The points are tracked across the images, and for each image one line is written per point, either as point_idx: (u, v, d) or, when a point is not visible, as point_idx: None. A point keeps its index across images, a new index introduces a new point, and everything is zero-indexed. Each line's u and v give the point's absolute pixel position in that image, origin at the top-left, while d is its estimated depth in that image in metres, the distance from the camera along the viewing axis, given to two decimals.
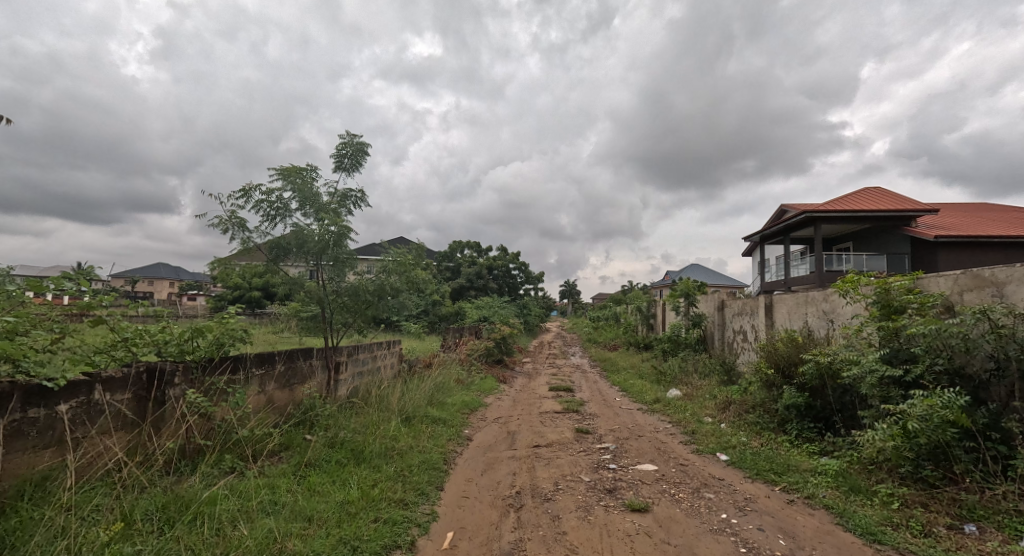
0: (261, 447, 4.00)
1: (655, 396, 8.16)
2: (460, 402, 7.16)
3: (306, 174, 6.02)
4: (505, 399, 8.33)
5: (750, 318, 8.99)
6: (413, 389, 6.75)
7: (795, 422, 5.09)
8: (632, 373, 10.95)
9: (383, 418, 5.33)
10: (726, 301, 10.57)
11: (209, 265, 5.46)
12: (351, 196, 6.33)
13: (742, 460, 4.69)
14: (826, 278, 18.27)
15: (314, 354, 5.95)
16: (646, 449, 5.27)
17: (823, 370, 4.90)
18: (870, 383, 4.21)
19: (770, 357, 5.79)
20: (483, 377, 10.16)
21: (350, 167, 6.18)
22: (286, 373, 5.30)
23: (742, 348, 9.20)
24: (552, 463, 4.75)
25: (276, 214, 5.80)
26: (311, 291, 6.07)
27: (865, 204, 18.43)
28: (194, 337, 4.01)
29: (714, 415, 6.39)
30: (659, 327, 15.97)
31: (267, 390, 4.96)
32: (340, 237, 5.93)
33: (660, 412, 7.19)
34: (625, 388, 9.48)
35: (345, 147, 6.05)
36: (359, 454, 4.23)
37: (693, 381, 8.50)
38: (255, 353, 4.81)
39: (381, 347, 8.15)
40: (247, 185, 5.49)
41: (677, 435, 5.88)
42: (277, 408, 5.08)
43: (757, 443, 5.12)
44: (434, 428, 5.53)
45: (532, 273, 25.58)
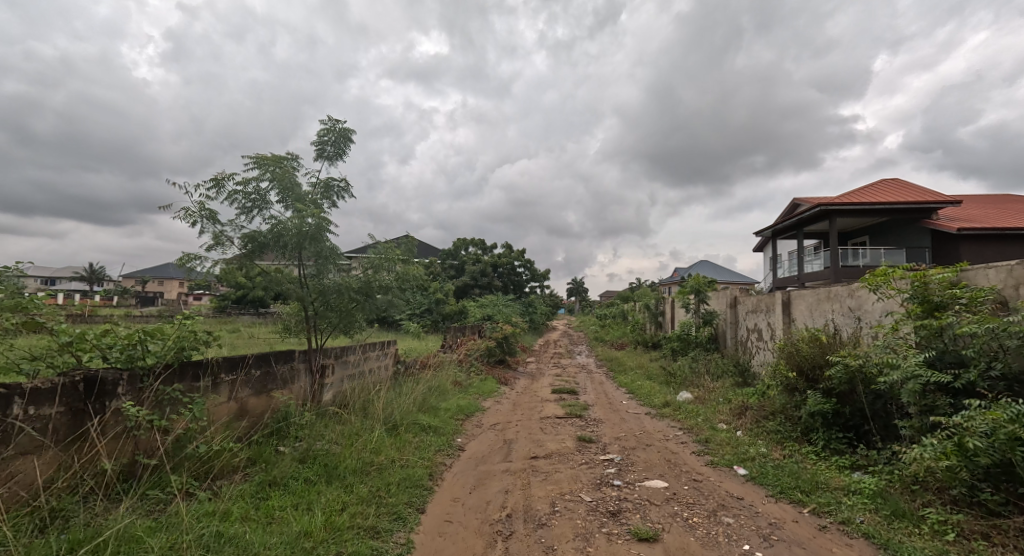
0: (223, 463, 3.58)
1: (664, 399, 7.65)
2: (455, 407, 6.71)
3: (286, 163, 5.58)
4: (504, 402, 7.87)
5: (766, 316, 8.45)
6: (404, 393, 6.31)
7: (821, 432, 4.58)
8: (640, 374, 10.45)
9: (366, 428, 4.89)
10: (739, 297, 10.04)
11: (177, 259, 5.04)
12: (335, 186, 5.87)
13: (763, 475, 4.19)
14: (842, 273, 17.61)
15: (297, 357, 5.55)
16: (655, 462, 4.75)
17: (854, 374, 4.38)
18: (911, 390, 3.70)
19: (791, 359, 5.27)
20: (484, 378, 9.71)
21: (333, 155, 5.75)
22: (263, 379, 4.89)
23: (757, 348, 8.67)
24: (549, 478, 4.27)
25: (253, 206, 5.35)
26: (292, 289, 5.66)
27: (882, 196, 17.72)
28: (146, 342, 3.49)
29: (728, 421, 5.88)
30: (669, 325, 15.41)
31: (238, 397, 4.54)
32: (321, 231, 5.47)
33: (670, 417, 6.68)
34: (633, 391, 8.97)
35: (328, 133, 5.62)
36: (332, 470, 3.79)
37: (705, 383, 7.97)
38: (225, 357, 4.41)
39: (374, 348, 7.73)
40: (219, 173, 5.05)
41: (689, 444, 5.37)
42: (250, 417, 4.66)
43: (778, 455, 4.61)
44: (423, 438, 5.08)
45: (538, 271, 25.12)
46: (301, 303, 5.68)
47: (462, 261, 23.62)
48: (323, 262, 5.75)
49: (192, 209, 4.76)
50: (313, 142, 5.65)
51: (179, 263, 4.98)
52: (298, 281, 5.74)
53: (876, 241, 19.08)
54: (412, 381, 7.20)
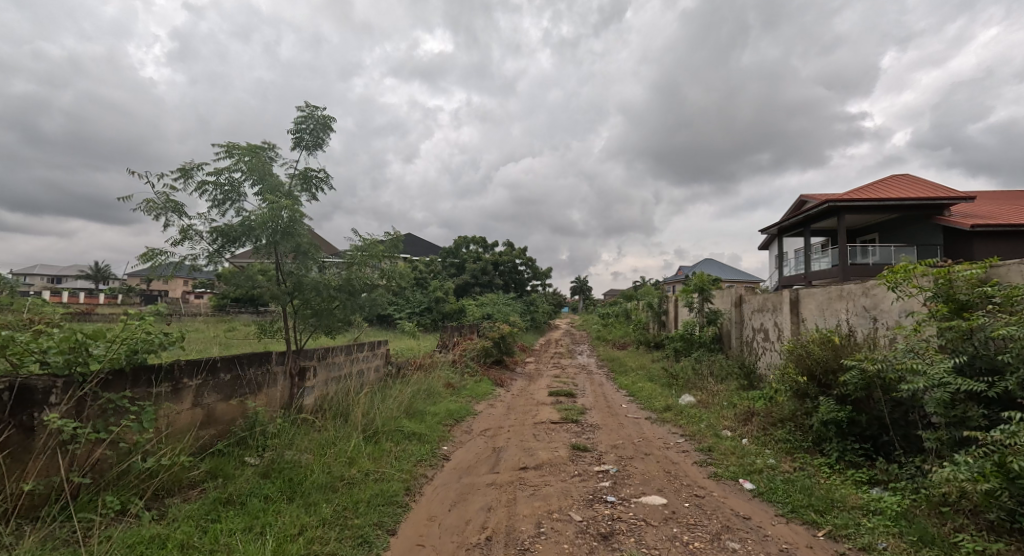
0: (173, 479, 3.25)
1: (665, 402, 7.27)
2: (444, 411, 6.38)
3: (262, 153, 5.25)
4: (498, 405, 7.55)
5: (773, 316, 8.06)
6: (389, 397, 5.99)
7: (835, 442, 4.20)
8: (642, 375, 10.09)
9: (343, 437, 4.55)
10: (745, 296, 9.65)
11: (140, 256, 4.63)
12: (315, 177, 5.54)
13: (772, 491, 3.81)
14: (851, 272, 17.14)
15: (273, 359, 5.22)
16: (654, 474, 4.37)
17: (872, 379, 4.00)
18: (938, 398, 3.33)
19: (800, 362, 4.89)
20: (478, 380, 9.35)
21: (311, 144, 5.44)
22: (232, 384, 4.56)
23: (763, 349, 8.29)
24: (537, 493, 3.91)
25: (225, 198, 5.03)
26: (268, 288, 5.34)
27: (892, 193, 17.24)
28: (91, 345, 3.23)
29: (733, 428, 5.51)
30: (672, 324, 15.00)
31: (204, 402, 4.23)
32: (296, 225, 5.13)
33: (671, 422, 6.32)
34: (633, 394, 8.59)
35: (305, 121, 5.30)
36: (296, 487, 3.45)
37: (708, 386, 7.58)
38: (189, 359, 4.10)
39: (362, 348, 7.40)
40: (187, 163, 4.75)
41: (691, 453, 4.99)
42: (217, 424, 4.34)
43: (788, 467, 4.23)
44: (404, 447, 4.74)
45: (540, 270, 24.78)
46: (277, 302, 5.33)
47: (463, 260, 23.26)
48: (302, 257, 5.43)
49: (154, 200, 4.44)
50: (289, 130, 5.35)
51: (143, 261, 4.60)
52: (275, 278, 5.42)
53: (886, 239, 18.60)
54: (401, 384, 6.87)
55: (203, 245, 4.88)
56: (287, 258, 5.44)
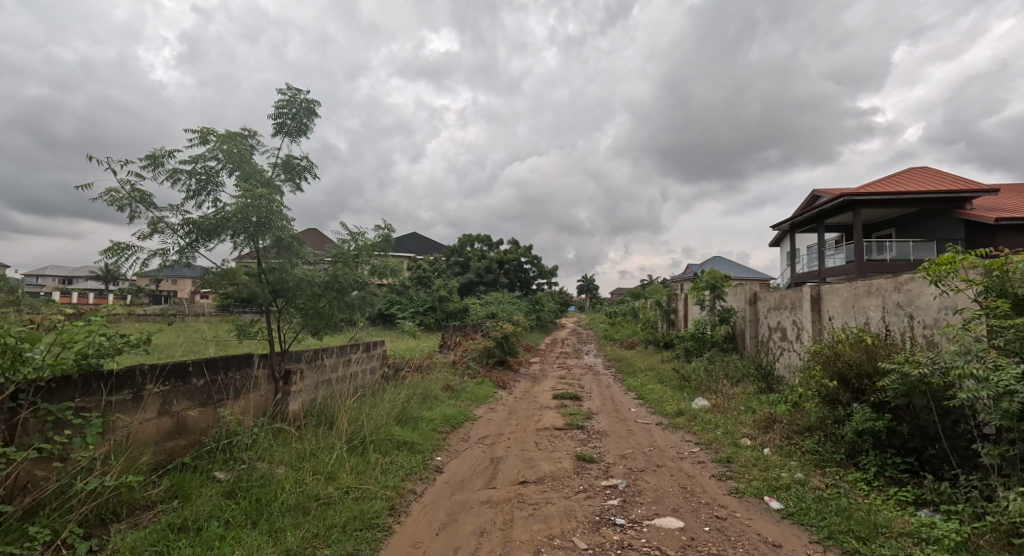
0: (121, 501, 2.86)
1: (677, 407, 6.80)
2: (440, 417, 5.98)
3: (240, 140, 4.86)
4: (499, 409, 7.14)
5: (791, 314, 7.59)
6: (381, 403, 5.59)
7: (873, 455, 3.76)
8: (651, 377, 9.63)
9: (325, 448, 4.16)
10: (760, 293, 9.17)
11: (103, 252, 4.17)
12: (299, 166, 5.16)
13: (804, 512, 3.36)
14: (867, 268, 16.54)
15: (255, 363, 4.85)
16: (668, 491, 3.93)
17: (916, 385, 3.54)
18: (1003, 409, 2.87)
19: (828, 364, 4.43)
20: (479, 382, 8.93)
21: (294, 130, 5.07)
22: (206, 391, 4.19)
23: (781, 349, 7.81)
24: (537, 513, 3.49)
25: (200, 189, 4.64)
26: (248, 285, 4.99)
27: (911, 186, 16.62)
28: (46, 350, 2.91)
29: (753, 436, 5.05)
30: (682, 323, 14.49)
31: (173, 411, 3.86)
32: (275, 216, 4.74)
33: (684, 428, 5.87)
34: (642, 396, 8.13)
35: (287, 105, 4.93)
36: (263, 509, 3.07)
37: (723, 388, 7.10)
38: (156, 365, 3.73)
39: (356, 350, 7.01)
40: (157, 150, 4.36)
41: (708, 465, 4.54)
42: (188, 433, 3.96)
43: (818, 483, 3.77)
44: (392, 458, 4.34)
45: (546, 268, 24.31)
46: (258, 300, 4.94)
47: (467, 258, 22.85)
48: (284, 251, 5.04)
49: (118, 190, 4.04)
50: (270, 116, 4.96)
51: (108, 255, 4.16)
52: (255, 275, 5.04)
53: (903, 234, 17.97)
54: (395, 389, 6.48)
55: (175, 239, 4.43)
56: (268, 252, 5.03)
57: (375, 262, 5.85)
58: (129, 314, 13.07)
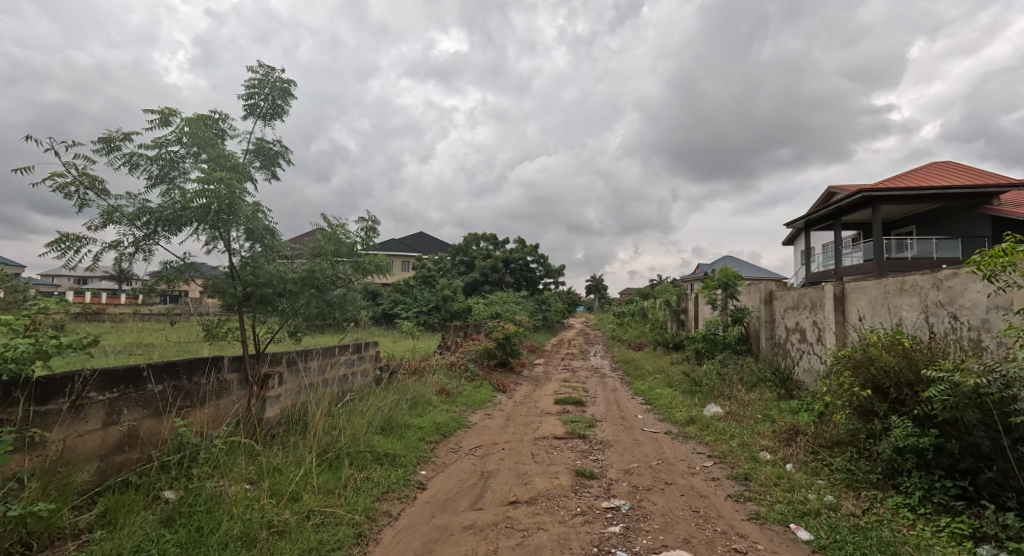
0: (33, 532, 2.45)
1: (688, 414, 6.30)
2: (430, 425, 5.54)
3: (208, 123, 4.47)
4: (496, 415, 6.69)
5: (811, 314, 7.07)
6: (365, 410, 5.17)
7: (917, 477, 3.24)
8: (660, 380, 9.12)
9: (294, 462, 3.74)
10: (776, 292, 8.63)
11: (48, 244, 3.75)
12: (274, 150, 4.75)
13: (840, 546, 2.86)
14: (887, 267, 15.84)
15: (225, 366, 4.44)
16: (678, 515, 3.43)
17: (970, 397, 3.02)
18: None
19: (860, 370, 3.91)
20: (478, 385, 8.46)
21: (268, 113, 4.65)
22: (163, 398, 3.78)
23: (800, 352, 7.28)
24: (526, 543, 3.03)
25: (162, 176, 4.23)
26: (220, 281, 4.64)
27: (934, 181, 15.91)
28: None
29: (772, 449, 4.55)
30: (693, 324, 13.93)
31: (121, 421, 3.45)
32: (243, 205, 4.35)
33: (696, 438, 5.38)
34: (650, 402, 7.63)
35: (260, 85, 4.51)
36: (205, 541, 2.65)
37: (737, 394, 6.57)
38: (100, 370, 3.32)
39: (347, 352, 6.61)
40: (111, 133, 3.95)
41: (724, 483, 4.05)
42: (138, 445, 3.55)
43: (852, 508, 3.26)
44: (367, 474, 3.89)
45: (553, 267, 23.81)
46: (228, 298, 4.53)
47: (472, 257, 22.42)
48: (256, 243, 4.66)
49: (64, 174, 3.63)
50: (241, 96, 4.53)
51: (54, 247, 3.77)
52: (225, 270, 4.66)
53: (925, 231, 17.26)
54: (384, 394, 6.06)
55: (132, 230, 4.01)
56: (238, 244, 4.62)
57: (359, 258, 5.43)
58: (129, 313, 12.87)
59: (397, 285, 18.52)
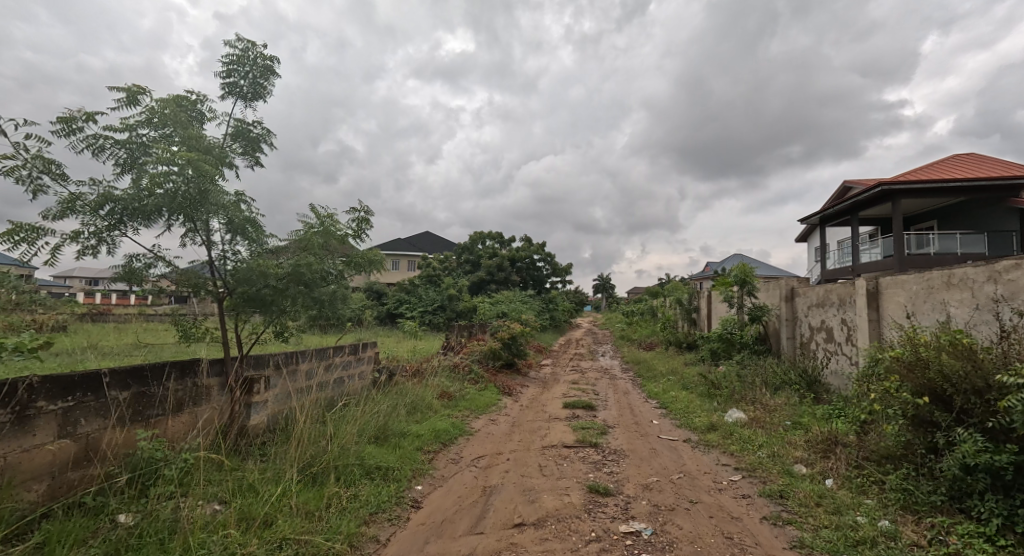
0: None
1: (708, 420, 5.82)
2: (429, 432, 5.12)
3: (184, 105, 4.08)
4: (500, 421, 6.27)
5: (839, 312, 6.58)
6: (357, 416, 4.76)
7: (993, 502, 2.76)
8: (675, 382, 8.64)
9: (271, 479, 3.32)
10: (799, 289, 8.13)
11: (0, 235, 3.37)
12: (256, 133, 4.35)
13: None
14: (908, 263, 15.22)
15: (203, 370, 4.05)
16: (709, 543, 2.97)
17: None
18: None
19: (914, 374, 3.44)
20: (482, 388, 8.04)
21: (249, 93, 4.24)
22: (130, 407, 3.39)
23: (828, 354, 6.78)
24: None
25: (130, 161, 3.85)
26: (199, 277, 4.27)
27: (958, 174, 15.28)
28: None
29: (809, 462, 4.08)
30: (707, 323, 13.41)
31: (78, 433, 3.06)
32: (217, 192, 3.93)
33: (719, 448, 4.92)
34: (665, 406, 7.17)
35: (240, 62, 4.10)
36: None
37: (762, 398, 6.08)
38: (51, 377, 2.93)
39: (344, 354, 6.20)
40: (71, 112, 3.57)
41: (757, 502, 3.58)
42: (99, 459, 3.16)
43: (915, 538, 2.79)
44: (354, 492, 3.48)
45: (560, 266, 23.34)
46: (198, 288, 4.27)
47: (478, 256, 22.00)
48: (237, 236, 4.28)
49: (14, 156, 3.24)
50: (218, 73, 4.11)
51: (7, 238, 3.39)
52: (204, 265, 4.28)
53: (947, 226, 16.61)
54: (380, 399, 5.65)
55: (94, 220, 3.62)
56: (218, 237, 4.24)
57: (351, 252, 5.02)
58: (132, 314, 12.66)
59: (402, 284, 18.19)
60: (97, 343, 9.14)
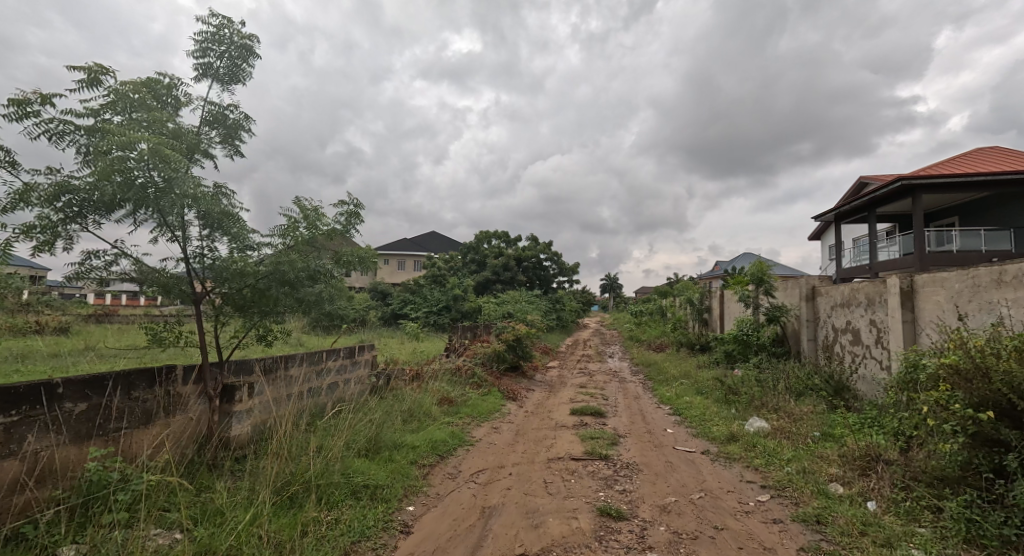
0: None
1: (727, 429, 5.40)
2: (425, 444, 4.74)
3: (157, 90, 3.71)
4: (503, 429, 5.89)
5: (867, 312, 6.12)
6: (346, 426, 4.39)
7: None
8: (688, 387, 8.21)
9: (240, 502, 2.93)
10: (821, 288, 7.67)
11: None
12: (234, 120, 3.99)
13: None
14: (929, 260, 14.64)
15: (179, 377, 3.67)
16: None
17: None
18: None
19: (976, 387, 3.02)
20: (485, 393, 7.66)
21: (226, 76, 3.88)
22: (89, 419, 3.04)
23: (855, 358, 6.32)
24: None
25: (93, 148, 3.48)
26: (171, 278, 3.85)
27: (981, 168, 14.69)
28: None
29: (846, 481, 3.64)
30: (719, 324, 12.95)
31: (23, 452, 2.70)
32: (186, 183, 3.54)
33: (741, 461, 4.50)
34: (679, 412, 6.74)
35: (216, 41, 3.74)
36: None
37: (785, 405, 5.64)
38: None
39: (339, 357, 5.84)
40: (25, 93, 3.23)
41: (791, 529, 3.15)
42: (47, 479, 2.80)
43: None
44: (335, 517, 3.11)
45: (567, 266, 22.92)
46: (167, 288, 3.85)
47: (483, 256, 21.61)
48: (216, 232, 3.91)
49: None
50: (191, 53, 3.74)
51: None
52: (180, 263, 3.85)
53: (969, 223, 16.02)
54: (374, 407, 5.29)
55: (48, 212, 3.25)
56: (195, 233, 3.87)
57: (340, 248, 4.65)
58: (135, 315, 12.48)
59: (407, 285, 17.90)
60: (92, 345, 8.88)
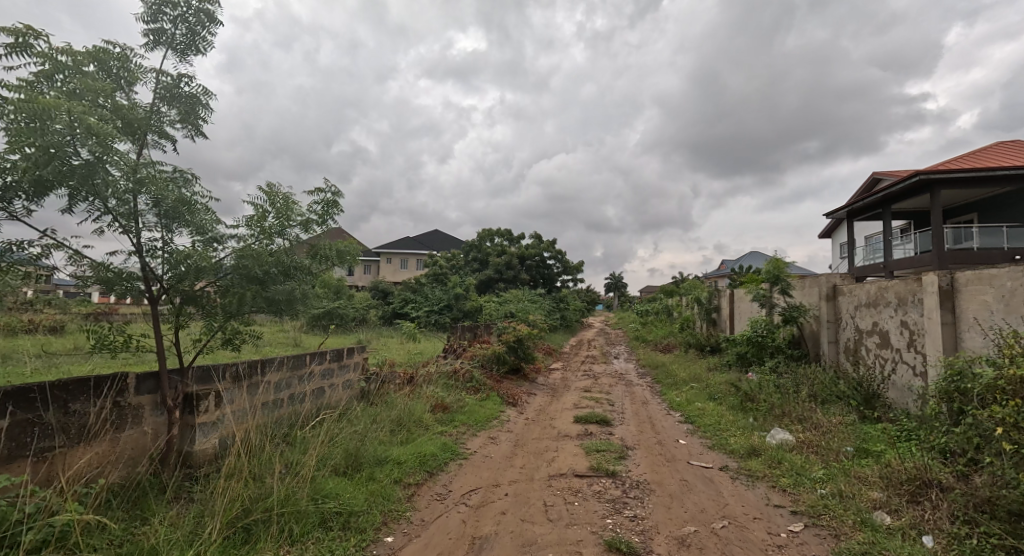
0: None
1: (748, 441, 4.89)
2: (413, 458, 4.27)
3: (104, 60, 3.23)
4: (501, 438, 5.42)
5: (897, 313, 5.60)
6: (321, 439, 3.92)
7: None
8: (699, 391, 7.69)
9: (180, 538, 2.49)
10: (843, 287, 7.15)
11: None
12: (191, 95, 3.53)
13: None
14: (948, 258, 14.04)
15: (131, 388, 3.20)
16: None
17: None
18: None
19: None
20: (483, 398, 7.20)
21: (181, 44, 3.42)
22: (9, 439, 2.60)
23: (884, 363, 5.80)
24: None
25: None
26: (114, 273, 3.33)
27: (1003, 162, 14.08)
28: None
29: (895, 510, 3.14)
30: (729, 324, 12.43)
31: None
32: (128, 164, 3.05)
33: (766, 480, 4.00)
34: (691, 420, 6.24)
35: (170, 3, 3.28)
36: None
37: (811, 415, 5.13)
38: None
39: (324, 361, 5.36)
40: None
41: None
42: None
43: None
44: None
45: (570, 264, 22.42)
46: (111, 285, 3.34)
47: (485, 254, 20.91)
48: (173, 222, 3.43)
49: None
50: (140, 16, 3.28)
51: None
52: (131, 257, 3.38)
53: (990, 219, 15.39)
54: (358, 415, 4.83)
55: None
56: (147, 223, 3.38)
57: (317, 241, 4.17)
58: None
59: (407, 284, 17.46)
60: (75, 345, 8.47)
